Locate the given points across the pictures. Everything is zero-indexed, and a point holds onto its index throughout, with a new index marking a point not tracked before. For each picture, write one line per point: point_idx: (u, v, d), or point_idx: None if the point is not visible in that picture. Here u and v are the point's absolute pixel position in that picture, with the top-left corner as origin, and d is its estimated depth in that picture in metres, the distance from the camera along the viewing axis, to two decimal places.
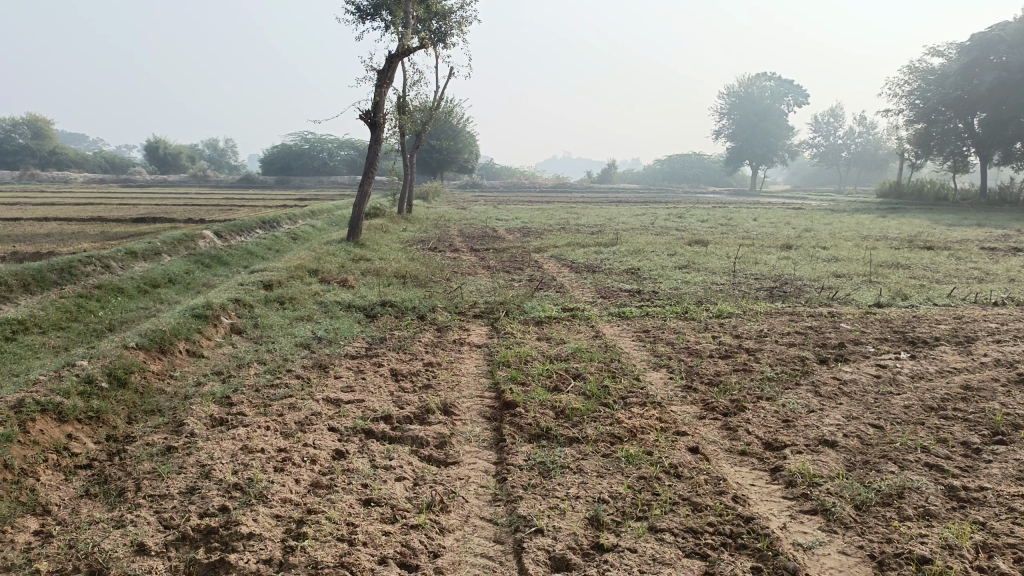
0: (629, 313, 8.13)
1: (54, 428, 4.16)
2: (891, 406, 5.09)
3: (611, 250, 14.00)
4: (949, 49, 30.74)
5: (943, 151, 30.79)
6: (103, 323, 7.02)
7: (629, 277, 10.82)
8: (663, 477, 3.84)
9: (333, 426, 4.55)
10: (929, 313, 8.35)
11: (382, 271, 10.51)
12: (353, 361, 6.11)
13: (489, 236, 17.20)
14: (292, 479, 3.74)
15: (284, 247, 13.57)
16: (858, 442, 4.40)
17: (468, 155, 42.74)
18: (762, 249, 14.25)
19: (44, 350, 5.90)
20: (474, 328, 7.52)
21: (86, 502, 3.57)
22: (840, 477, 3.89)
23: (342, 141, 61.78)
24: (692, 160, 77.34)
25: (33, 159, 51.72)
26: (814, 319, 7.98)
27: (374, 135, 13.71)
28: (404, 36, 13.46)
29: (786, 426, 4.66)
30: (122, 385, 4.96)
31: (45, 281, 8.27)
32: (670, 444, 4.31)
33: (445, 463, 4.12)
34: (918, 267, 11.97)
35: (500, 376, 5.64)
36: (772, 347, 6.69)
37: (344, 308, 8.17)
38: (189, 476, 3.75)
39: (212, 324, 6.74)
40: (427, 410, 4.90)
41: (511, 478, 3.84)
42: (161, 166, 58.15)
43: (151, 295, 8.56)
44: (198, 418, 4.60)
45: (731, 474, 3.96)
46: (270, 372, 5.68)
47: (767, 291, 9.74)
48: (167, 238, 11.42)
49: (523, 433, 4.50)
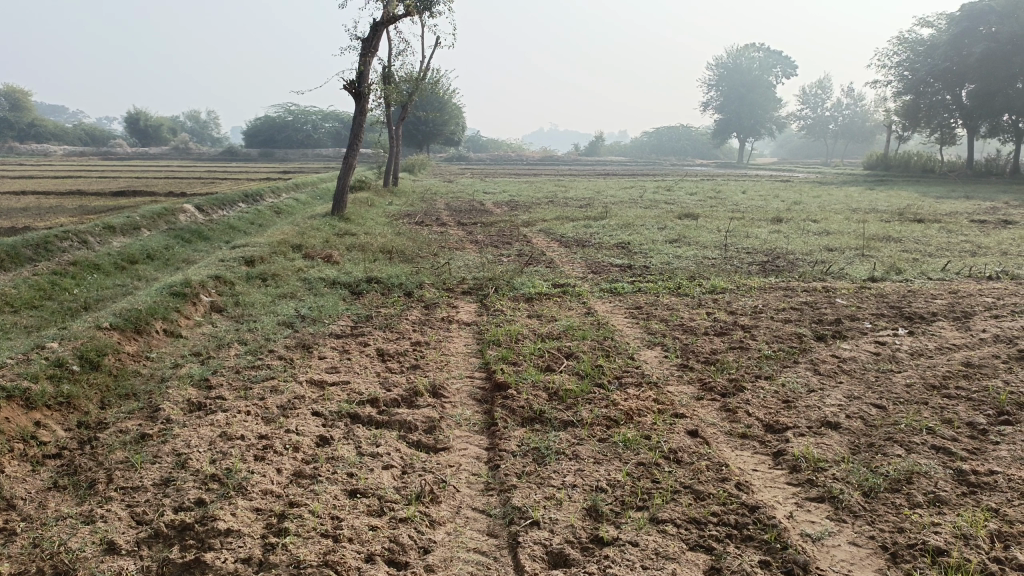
0: (621, 288, 7.96)
1: (21, 415, 3.93)
2: (893, 385, 4.96)
3: (600, 223, 13.79)
4: (937, 19, 30.48)
5: (931, 122, 30.74)
6: (79, 302, 6.77)
7: (620, 251, 10.63)
8: (663, 463, 3.68)
9: (317, 410, 4.36)
10: (924, 288, 8.22)
11: (368, 246, 10.25)
12: (338, 341, 5.90)
13: (476, 209, 16.91)
14: (273, 469, 3.54)
15: (267, 221, 13.29)
16: (862, 423, 4.26)
17: (454, 127, 42.26)
18: (752, 222, 14.09)
19: (15, 330, 5.66)
20: (463, 305, 7.32)
21: (54, 495, 3.36)
22: (845, 462, 3.75)
23: (326, 114, 60.94)
24: (678, 133, 76.93)
25: (11, 132, 50.58)
26: (809, 294, 7.84)
27: (358, 106, 13.36)
28: (388, 3, 13.07)
29: (787, 407, 4.51)
30: (95, 368, 4.73)
31: (20, 257, 7.99)
32: (668, 427, 4.15)
33: (434, 449, 3.94)
34: (910, 240, 11.88)
35: (490, 355, 5.47)
36: (767, 324, 6.53)
37: (328, 285, 7.95)
38: (164, 467, 3.55)
39: (191, 302, 6.51)
40: (415, 392, 4.71)
41: (505, 465, 3.67)
42: (143, 138, 57.17)
43: (129, 272, 8.29)
44: (175, 403, 4.39)
45: (732, 459, 3.81)
46: (251, 353, 5.46)
47: (760, 265, 9.59)
48: (147, 213, 11.13)
49: (515, 416, 4.32)
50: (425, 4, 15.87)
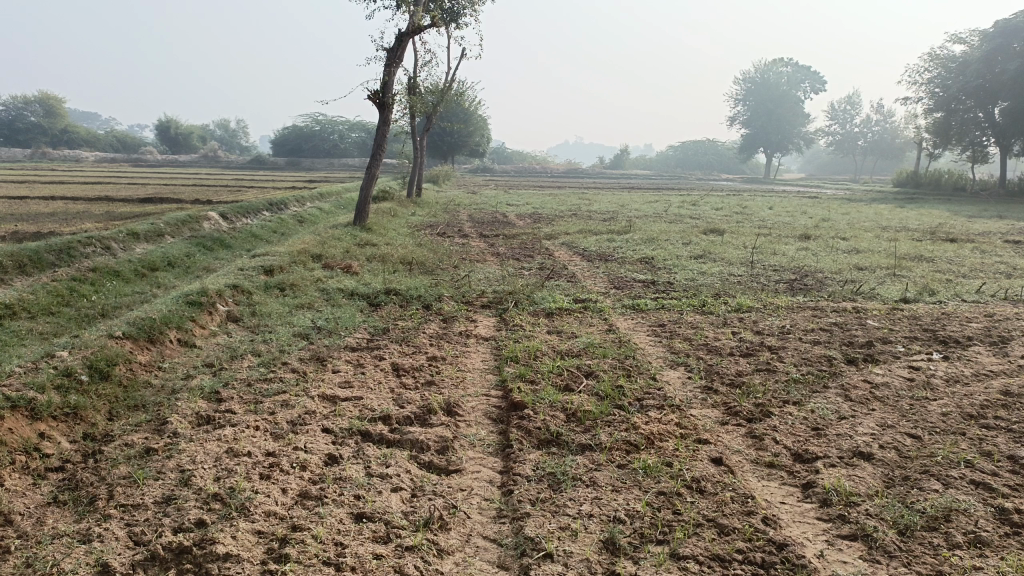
0: (644, 305, 7.77)
1: (25, 426, 3.83)
2: (928, 414, 4.73)
3: (624, 237, 13.62)
4: (970, 35, 29.99)
5: (962, 141, 30.13)
6: (96, 308, 6.73)
7: (643, 266, 10.46)
8: (685, 493, 3.50)
9: (327, 427, 4.23)
10: (959, 310, 7.94)
11: (388, 257, 10.17)
12: (353, 354, 5.79)
13: (499, 221, 16.79)
14: (278, 488, 3.42)
15: (290, 230, 13.29)
16: (896, 455, 4.05)
17: (480, 139, 42.37)
18: (779, 238, 13.82)
19: (30, 336, 5.62)
20: (481, 319, 7.19)
21: (53, 511, 3.25)
22: (879, 496, 3.54)
23: (353, 123, 61.44)
24: (705, 147, 76.51)
25: (44, 138, 51.62)
26: (839, 315, 7.60)
27: (382, 116, 13.32)
28: (414, 14, 13.03)
29: (816, 435, 4.30)
30: (104, 377, 4.65)
31: (42, 262, 8.00)
32: (691, 454, 3.97)
33: (446, 471, 3.80)
34: (943, 260, 11.57)
35: (508, 373, 5.31)
36: (795, 345, 6.30)
37: (347, 296, 7.86)
38: (167, 484, 3.43)
39: (206, 312, 6.44)
40: (429, 410, 4.57)
41: (518, 491, 3.51)
42: (172, 146, 57.98)
43: (148, 279, 8.26)
44: (183, 416, 4.29)
45: (759, 490, 3.61)
46: (264, 365, 5.36)
47: (787, 283, 9.36)
48: (171, 220, 11.14)
49: (531, 438, 4.17)
50: (452, 15, 15.85)
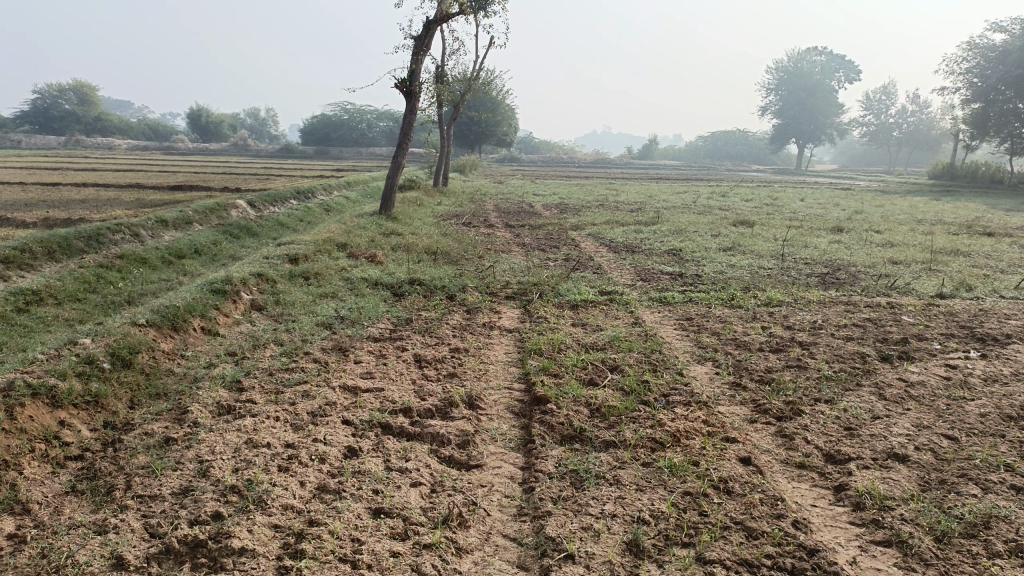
0: (671, 298, 7.63)
1: (45, 413, 3.83)
2: (965, 414, 4.56)
3: (652, 229, 13.44)
4: (1011, 24, 29.23)
5: (1001, 132, 29.34)
6: (122, 296, 6.76)
7: (671, 258, 10.30)
8: (712, 494, 3.39)
9: (347, 419, 4.17)
10: (998, 307, 7.69)
11: (413, 247, 10.11)
12: (376, 345, 5.73)
13: (526, 212, 16.66)
14: (297, 481, 3.37)
15: (316, 219, 13.31)
16: (932, 457, 3.90)
17: (507, 128, 42.18)
18: (810, 231, 13.56)
19: (56, 323, 5.65)
20: (506, 310, 7.11)
21: (71, 500, 3.24)
22: (914, 500, 3.41)
23: (381, 112, 61.61)
24: (734, 137, 75.60)
25: (79, 126, 52.30)
26: (873, 310, 7.41)
27: (409, 105, 13.25)
28: (442, 2, 12.92)
29: (849, 436, 4.16)
30: (127, 365, 4.64)
31: (71, 249, 8.06)
32: (718, 453, 3.85)
33: (467, 466, 3.73)
34: (981, 255, 11.25)
35: (531, 366, 5.23)
36: (827, 341, 6.14)
37: (371, 285, 7.82)
38: (185, 474, 3.40)
39: (230, 300, 6.43)
40: (450, 403, 4.51)
41: (539, 488, 3.43)
42: (203, 134, 58.51)
43: (175, 267, 8.30)
44: (204, 405, 4.26)
45: (789, 492, 3.49)
46: (286, 355, 5.32)
47: (819, 277, 9.15)
48: (199, 207, 11.19)
49: (553, 433, 4.08)
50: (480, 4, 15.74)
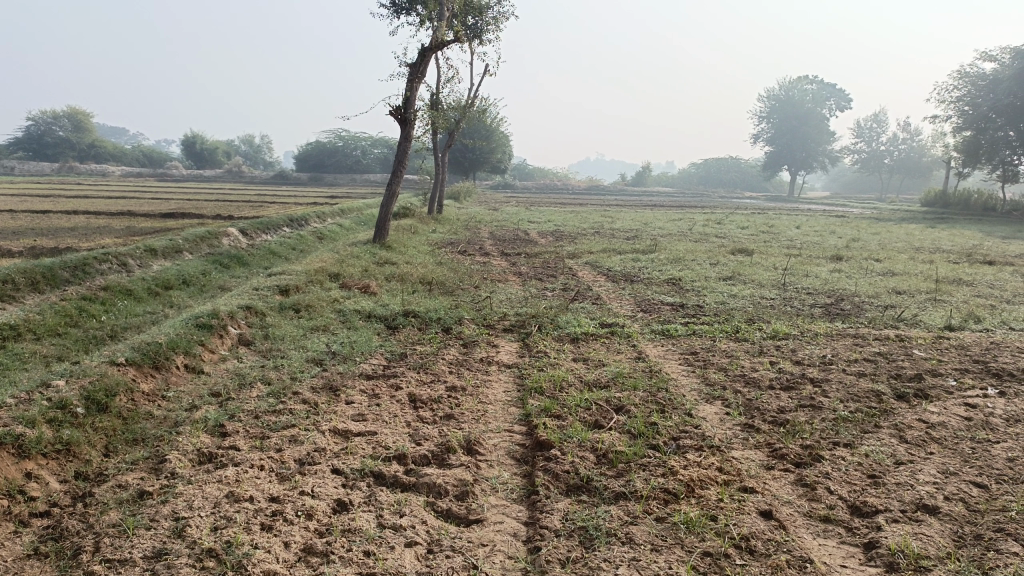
0: (674, 331, 7.39)
1: (10, 465, 3.54)
2: (992, 459, 4.30)
3: (650, 257, 13.24)
4: (1002, 53, 29.38)
5: (992, 160, 29.45)
6: (104, 330, 6.47)
7: (671, 288, 10.09)
8: (734, 555, 3.12)
9: (337, 467, 3.89)
10: (1009, 339, 7.47)
11: (407, 277, 9.86)
12: (368, 383, 5.45)
13: (521, 239, 16.47)
14: (281, 542, 3.09)
15: (309, 247, 13.09)
16: (964, 508, 3.65)
17: (502, 155, 42.21)
18: (810, 259, 13.36)
19: (32, 361, 5.38)
20: (503, 345, 6.83)
21: (32, 565, 2.95)
22: (952, 559, 3.15)
23: (375, 139, 61.76)
24: (728, 164, 76.00)
25: (73, 152, 52.28)
26: (882, 344, 7.17)
27: (403, 131, 13.08)
28: (438, 29, 12.79)
29: (874, 484, 3.90)
30: (102, 409, 4.36)
31: (55, 279, 7.78)
32: (737, 506, 3.57)
33: (466, 520, 3.46)
34: (984, 284, 11.07)
35: (532, 406, 4.95)
36: (839, 378, 5.89)
37: (363, 317, 7.56)
38: (159, 535, 3.11)
39: (216, 335, 6.16)
40: (447, 449, 4.22)
41: (546, 548, 3.15)
42: (198, 160, 58.51)
43: (161, 299, 8.02)
44: (183, 454, 3.97)
45: (816, 551, 3.23)
46: (272, 395, 5.03)
47: (823, 308, 8.95)
48: (189, 235, 10.94)
49: (559, 483, 3.81)
50: (475, 32, 15.76)
